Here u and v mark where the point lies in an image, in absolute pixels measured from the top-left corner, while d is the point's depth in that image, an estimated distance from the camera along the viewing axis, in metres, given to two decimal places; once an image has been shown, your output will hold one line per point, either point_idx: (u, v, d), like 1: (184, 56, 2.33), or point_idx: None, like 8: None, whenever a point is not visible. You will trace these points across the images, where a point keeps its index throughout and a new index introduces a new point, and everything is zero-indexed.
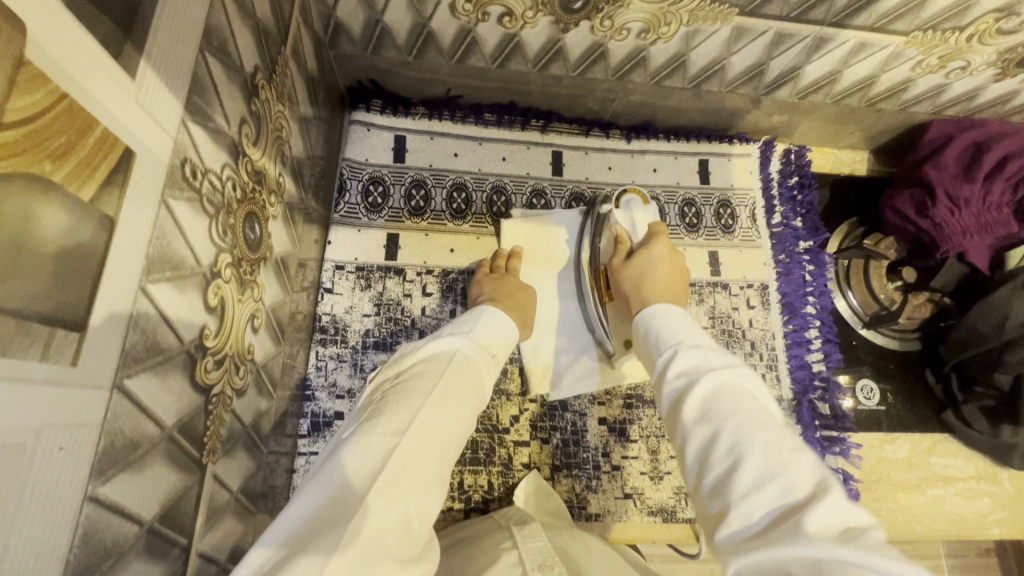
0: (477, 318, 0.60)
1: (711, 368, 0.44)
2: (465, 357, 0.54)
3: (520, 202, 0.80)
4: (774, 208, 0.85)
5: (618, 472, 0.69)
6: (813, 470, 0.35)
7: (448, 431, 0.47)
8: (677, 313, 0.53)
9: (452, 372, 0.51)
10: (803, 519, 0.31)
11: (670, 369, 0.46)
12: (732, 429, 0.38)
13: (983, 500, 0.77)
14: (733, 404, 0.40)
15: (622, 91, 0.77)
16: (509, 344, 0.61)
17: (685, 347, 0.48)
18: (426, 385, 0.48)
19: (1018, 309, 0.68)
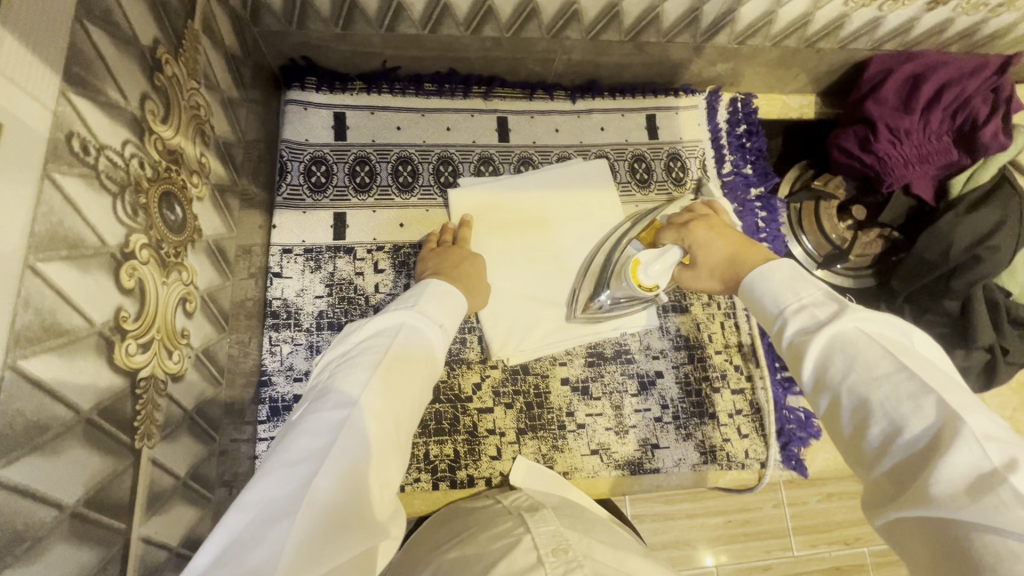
0: (428, 291, 0.58)
1: (823, 326, 0.42)
2: (411, 329, 0.52)
3: (468, 170, 0.79)
4: (723, 157, 0.85)
5: (583, 429, 0.70)
6: (939, 414, 0.35)
7: (406, 402, 0.45)
8: (796, 267, 0.49)
9: (404, 344, 0.49)
10: (925, 478, 0.33)
11: (784, 332, 0.46)
12: (856, 388, 0.39)
13: None
14: (850, 357, 0.40)
15: (560, 49, 0.76)
16: (460, 312, 0.59)
17: (793, 306, 0.46)
18: (377, 359, 0.46)
19: (961, 236, 0.70)
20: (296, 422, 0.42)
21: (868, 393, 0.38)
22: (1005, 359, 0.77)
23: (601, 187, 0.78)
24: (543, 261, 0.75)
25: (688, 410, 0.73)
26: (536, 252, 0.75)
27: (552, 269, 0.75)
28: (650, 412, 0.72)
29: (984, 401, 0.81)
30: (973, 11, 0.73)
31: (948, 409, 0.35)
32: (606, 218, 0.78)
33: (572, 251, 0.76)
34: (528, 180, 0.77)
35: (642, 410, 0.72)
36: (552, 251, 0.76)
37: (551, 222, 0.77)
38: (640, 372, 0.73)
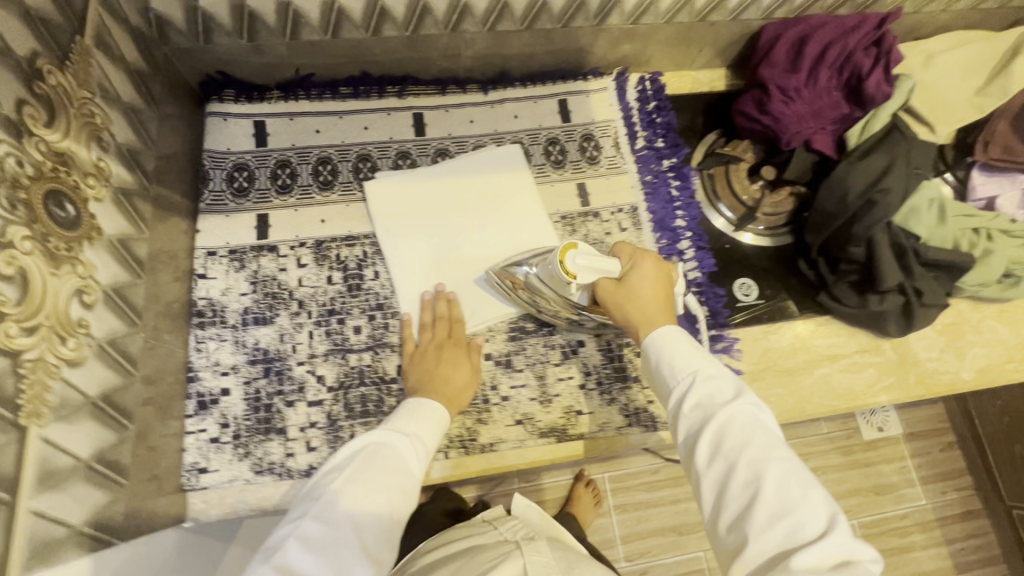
0: (414, 403, 0.64)
1: (727, 403, 0.52)
2: (386, 444, 0.57)
3: (386, 165, 0.82)
4: (636, 133, 0.87)
5: (507, 401, 0.72)
6: (819, 507, 0.46)
7: (391, 515, 0.52)
8: (677, 332, 0.59)
9: (379, 462, 0.54)
10: (806, 557, 0.43)
11: (688, 398, 0.54)
12: (750, 464, 0.48)
13: (868, 371, 0.81)
14: (747, 439, 0.50)
15: (463, 43, 0.80)
16: (442, 425, 0.63)
17: (700, 376, 0.55)
18: (361, 482, 0.52)
19: (855, 182, 0.72)
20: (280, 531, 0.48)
21: (760, 473, 0.48)
22: (921, 301, 0.79)
23: (515, 170, 0.82)
24: (462, 245, 0.78)
25: (611, 375, 0.75)
26: (454, 237, 0.78)
27: (471, 252, 0.78)
28: (573, 380, 0.74)
29: (909, 344, 0.83)
30: None
31: (825, 503, 0.46)
32: (521, 199, 0.81)
33: (489, 232, 0.79)
34: (443, 168, 0.80)
35: (564, 378, 0.74)
36: (469, 234, 0.78)
37: (467, 206, 0.79)
38: (562, 342, 0.75)
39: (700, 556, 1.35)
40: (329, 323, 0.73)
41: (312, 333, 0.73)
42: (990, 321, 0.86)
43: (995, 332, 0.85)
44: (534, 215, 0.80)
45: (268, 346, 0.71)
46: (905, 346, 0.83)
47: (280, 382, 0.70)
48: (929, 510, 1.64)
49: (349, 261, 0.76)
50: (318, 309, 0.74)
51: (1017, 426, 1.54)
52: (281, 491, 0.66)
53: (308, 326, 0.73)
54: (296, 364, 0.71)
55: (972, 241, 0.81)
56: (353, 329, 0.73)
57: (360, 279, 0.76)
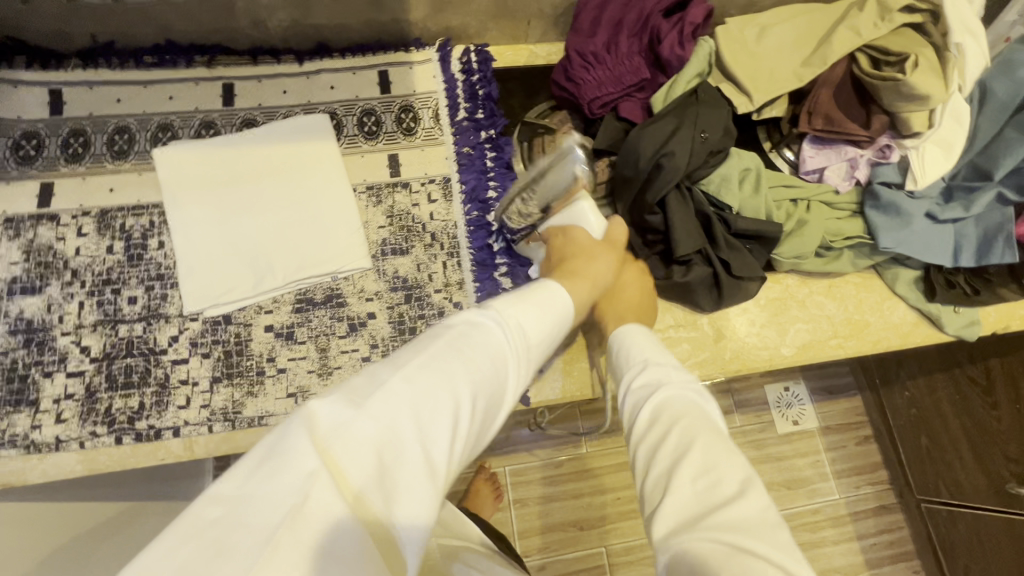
0: (540, 296, 0.51)
1: (672, 383, 0.53)
2: (484, 327, 0.45)
3: (188, 135, 0.80)
4: (456, 105, 0.85)
5: (282, 374, 0.69)
6: (741, 473, 0.43)
7: (456, 406, 0.38)
8: (640, 329, 0.62)
9: (478, 342, 0.43)
10: (724, 516, 0.40)
11: (638, 375, 0.55)
12: (682, 434, 0.47)
13: (681, 346, 0.78)
14: (681, 414, 0.49)
15: (264, 11, 0.79)
16: (566, 325, 0.53)
17: (652, 361, 0.56)
18: (454, 356, 0.41)
19: (645, 145, 0.70)
20: (412, 374, 0.38)
21: (693, 441, 0.46)
22: (731, 274, 0.77)
23: (316, 139, 0.79)
24: (253, 211, 0.75)
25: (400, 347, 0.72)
26: (245, 202, 0.75)
27: (260, 219, 0.74)
28: (358, 352, 0.71)
29: (729, 319, 0.80)
30: None
31: (747, 473, 0.44)
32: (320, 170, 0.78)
33: (282, 199, 0.76)
34: (241, 137, 0.78)
35: (349, 351, 0.71)
36: (260, 202, 0.75)
37: (260, 177, 0.76)
38: (351, 314, 0.73)
39: (602, 552, 1.23)
40: (102, 293, 0.71)
41: (83, 303, 0.70)
42: (818, 297, 0.83)
43: (821, 307, 0.82)
44: (331, 184, 0.77)
45: (33, 316, 0.69)
46: (724, 321, 0.80)
47: (41, 353, 0.67)
48: (842, 503, 1.43)
49: (134, 230, 0.74)
50: (93, 279, 0.71)
51: (924, 420, 1.33)
52: (28, 464, 0.63)
53: (79, 297, 0.70)
54: (61, 335, 0.68)
55: (788, 212, 0.79)
56: (127, 300, 0.71)
57: (142, 250, 0.73)
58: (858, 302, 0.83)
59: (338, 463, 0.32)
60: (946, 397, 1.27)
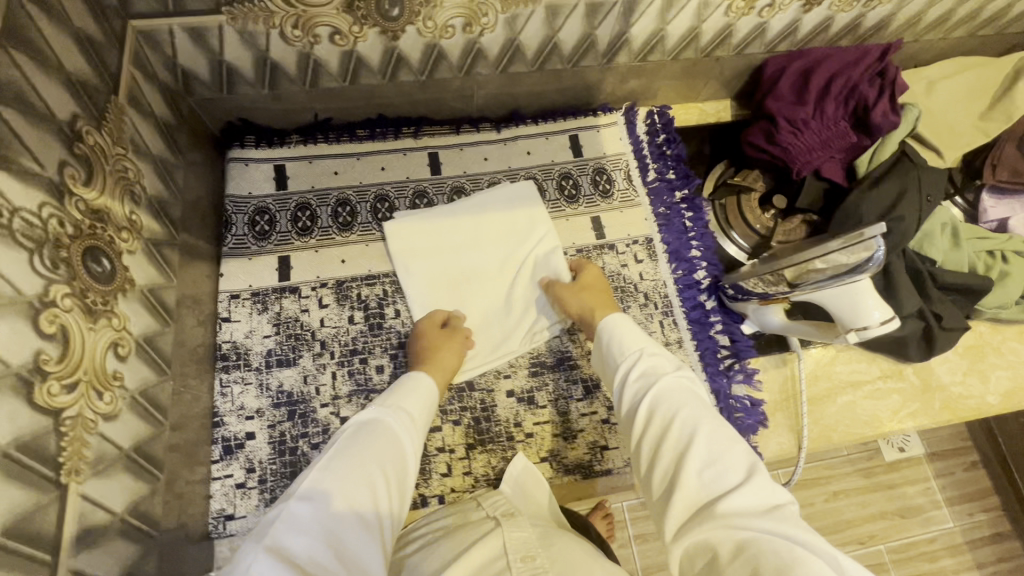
0: (403, 384, 0.63)
1: (665, 375, 0.55)
2: (383, 424, 0.56)
3: (404, 205, 0.84)
4: (647, 166, 0.89)
5: (531, 439, 0.72)
6: (746, 458, 0.47)
7: (370, 494, 0.49)
8: (622, 319, 0.63)
9: (369, 437, 0.54)
10: (731, 501, 0.43)
11: (634, 368, 0.57)
12: (685, 424, 0.49)
13: (891, 397, 0.80)
14: (682, 400, 0.52)
15: (475, 85, 0.83)
16: (434, 406, 0.63)
17: (647, 351, 0.58)
18: (355, 446, 0.52)
19: (867, 210, 0.74)
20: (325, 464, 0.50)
21: (690, 431, 0.49)
22: (941, 326, 0.78)
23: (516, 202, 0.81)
24: (475, 284, 0.79)
25: None
26: (469, 275, 0.79)
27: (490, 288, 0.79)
28: (596, 415, 0.74)
29: (933, 368, 0.82)
30: (848, 8, 0.80)
31: (748, 456, 0.47)
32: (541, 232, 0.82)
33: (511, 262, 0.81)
34: (460, 207, 0.81)
35: (588, 414, 0.74)
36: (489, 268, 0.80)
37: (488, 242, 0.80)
38: (583, 377, 0.75)
39: None
40: (351, 363, 0.74)
41: (335, 374, 0.73)
42: (1010, 343, 0.85)
43: (1017, 354, 0.84)
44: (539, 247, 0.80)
45: (292, 389, 0.72)
46: (927, 370, 0.82)
47: (305, 425, 0.70)
48: (956, 532, 1.40)
49: (370, 299, 0.77)
50: (340, 349, 0.74)
51: None
52: None
53: (331, 368, 0.73)
54: (320, 407, 0.71)
55: (988, 263, 0.82)
56: (375, 369, 0.74)
57: (381, 318, 0.76)
58: None
59: (284, 551, 0.42)
60: None
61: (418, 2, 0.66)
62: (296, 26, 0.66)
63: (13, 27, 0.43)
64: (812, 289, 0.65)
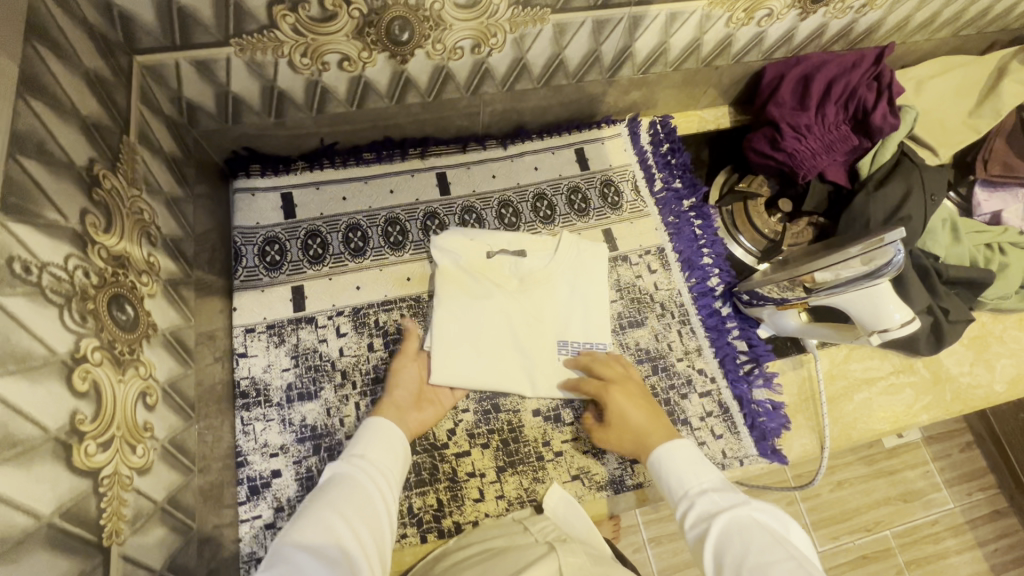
0: (371, 433, 0.60)
1: (722, 509, 0.51)
2: (351, 474, 0.55)
3: (415, 227, 0.83)
4: (653, 175, 0.90)
5: (561, 457, 0.72)
6: None
7: (343, 537, 0.48)
8: (688, 452, 0.58)
9: (343, 488, 0.53)
10: None
11: (689, 514, 0.53)
12: (753, 573, 0.45)
13: (905, 391, 0.82)
14: (745, 543, 0.47)
15: (482, 103, 0.83)
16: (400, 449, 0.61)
17: (695, 490, 0.54)
18: (326, 498, 0.51)
19: (875, 211, 0.76)
20: (313, 506, 0.50)
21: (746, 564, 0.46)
22: (949, 319, 0.81)
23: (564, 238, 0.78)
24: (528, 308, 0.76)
25: None
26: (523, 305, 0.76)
27: (521, 305, 0.76)
28: None
29: (941, 361, 0.84)
30: (841, 15, 0.82)
31: None
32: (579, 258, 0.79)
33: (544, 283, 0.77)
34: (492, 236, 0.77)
35: None
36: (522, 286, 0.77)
37: (520, 251, 0.77)
38: None
39: None
40: (375, 392, 0.73)
41: (359, 404, 0.72)
42: (1012, 331, 0.88)
43: (1019, 341, 0.87)
44: (571, 277, 0.78)
45: (315, 422, 0.70)
46: (937, 363, 0.85)
47: (332, 459, 0.69)
48: (957, 513, 1.43)
49: (389, 325, 0.77)
50: (362, 378, 0.73)
51: None
52: None
53: (354, 398, 0.72)
54: (346, 439, 0.70)
55: (988, 256, 0.84)
56: None
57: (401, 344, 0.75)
58: None
59: None
60: None
61: (427, 26, 0.66)
62: (304, 54, 0.65)
63: (29, 74, 0.42)
64: (830, 295, 0.66)
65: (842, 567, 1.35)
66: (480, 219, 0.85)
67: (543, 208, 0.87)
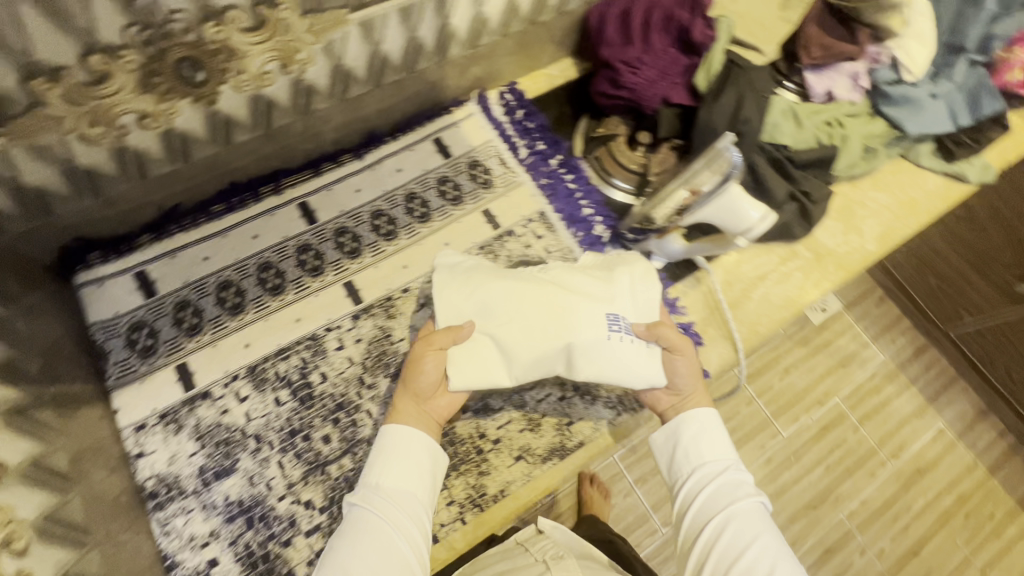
0: (387, 451, 0.63)
1: (746, 492, 0.65)
2: (365, 512, 0.60)
3: (292, 265, 0.79)
4: (515, 144, 0.90)
5: (500, 443, 0.72)
6: None
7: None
8: (715, 420, 0.70)
9: (356, 529, 0.58)
10: None
11: (719, 478, 0.66)
12: (765, 547, 0.60)
13: (794, 276, 0.88)
14: (761, 529, 0.61)
15: (320, 121, 0.79)
16: (426, 454, 0.64)
17: (727, 466, 0.67)
18: (343, 547, 0.57)
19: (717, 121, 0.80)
20: (336, 553, 0.57)
21: (752, 540, 0.60)
22: (811, 200, 0.87)
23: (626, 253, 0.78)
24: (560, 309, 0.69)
25: None
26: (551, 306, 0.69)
27: (549, 309, 0.69)
28: (552, 395, 0.75)
29: (817, 239, 0.91)
30: None
31: None
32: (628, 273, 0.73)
33: (565, 280, 0.72)
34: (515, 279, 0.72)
35: (544, 398, 0.75)
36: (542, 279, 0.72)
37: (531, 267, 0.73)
38: None
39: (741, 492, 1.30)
40: (295, 444, 0.69)
41: (282, 462, 0.68)
42: (870, 193, 0.96)
43: (877, 201, 0.95)
44: (598, 279, 0.72)
45: (241, 496, 0.66)
46: (815, 242, 0.91)
47: (268, 527, 0.65)
48: (890, 361, 1.58)
49: (291, 373, 0.73)
50: (278, 435, 0.69)
51: (926, 265, 1.55)
52: None
53: (275, 458, 0.69)
54: (278, 501, 0.67)
55: (829, 133, 0.91)
56: (322, 441, 0.70)
57: (309, 388, 0.72)
58: (899, 185, 0.97)
59: None
60: (939, 240, 1.51)
61: (221, 59, 0.61)
62: (93, 122, 0.59)
63: None
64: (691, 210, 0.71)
65: (807, 443, 1.46)
66: (357, 238, 0.82)
67: (417, 207, 0.85)
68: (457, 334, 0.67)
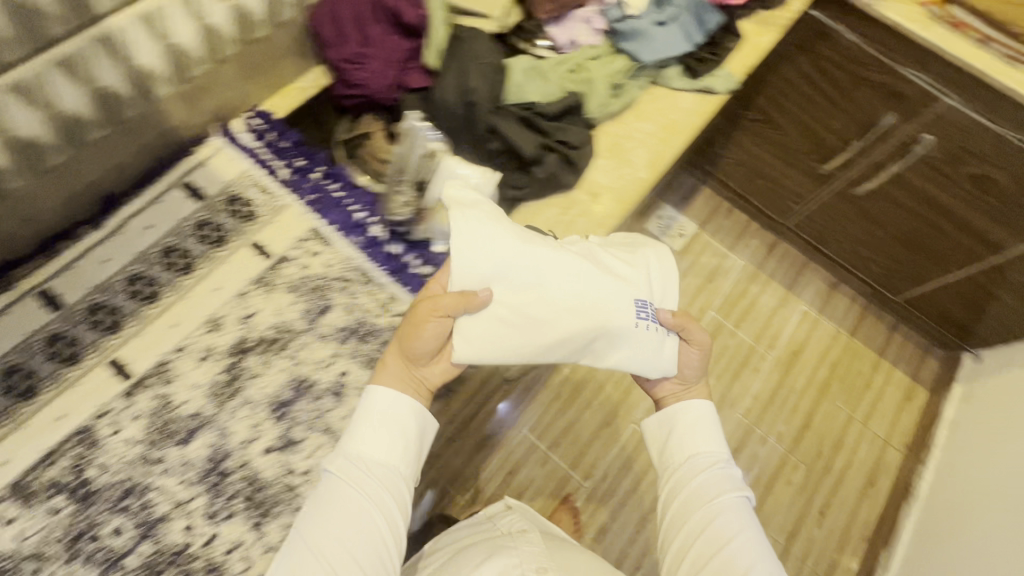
0: (374, 422, 0.62)
1: (733, 486, 0.67)
2: (341, 484, 0.59)
3: (40, 361, 0.71)
4: (272, 167, 0.87)
5: (311, 471, 0.70)
6: None
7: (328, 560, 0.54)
8: (712, 422, 0.72)
9: (337, 494, 0.58)
10: None
11: (713, 469, 0.68)
12: (741, 538, 0.62)
13: (578, 221, 0.91)
14: (745, 524, 0.64)
15: (28, 199, 0.72)
16: (409, 419, 0.64)
17: (725, 463, 0.69)
18: (320, 515, 0.57)
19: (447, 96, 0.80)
20: (310, 523, 0.56)
21: (729, 539, 0.62)
22: (569, 146, 0.90)
23: (638, 238, 0.81)
24: (571, 284, 0.71)
25: None
26: (556, 284, 0.71)
27: (565, 271, 0.71)
28: (356, 407, 0.74)
29: (592, 180, 0.95)
30: None
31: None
32: (648, 262, 0.76)
33: (588, 251, 0.75)
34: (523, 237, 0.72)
35: (348, 412, 0.74)
36: (563, 247, 0.74)
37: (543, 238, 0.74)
38: (326, 387, 0.74)
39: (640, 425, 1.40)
40: (81, 549, 0.64)
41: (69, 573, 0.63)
42: (635, 124, 1.01)
43: (641, 130, 1.01)
44: (628, 272, 0.74)
45: None
46: (591, 183, 0.95)
47: None
48: (749, 265, 1.76)
49: (62, 477, 0.66)
50: (60, 546, 0.63)
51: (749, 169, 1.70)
52: None
53: (59, 572, 0.62)
54: None
55: (574, 79, 0.95)
56: (113, 535, 0.65)
57: (86, 485, 0.66)
58: (658, 110, 1.03)
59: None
60: (749, 144, 1.65)
61: None
62: None
63: None
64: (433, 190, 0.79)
65: None
66: (114, 310, 0.75)
67: (178, 259, 0.80)
68: (469, 301, 0.67)
